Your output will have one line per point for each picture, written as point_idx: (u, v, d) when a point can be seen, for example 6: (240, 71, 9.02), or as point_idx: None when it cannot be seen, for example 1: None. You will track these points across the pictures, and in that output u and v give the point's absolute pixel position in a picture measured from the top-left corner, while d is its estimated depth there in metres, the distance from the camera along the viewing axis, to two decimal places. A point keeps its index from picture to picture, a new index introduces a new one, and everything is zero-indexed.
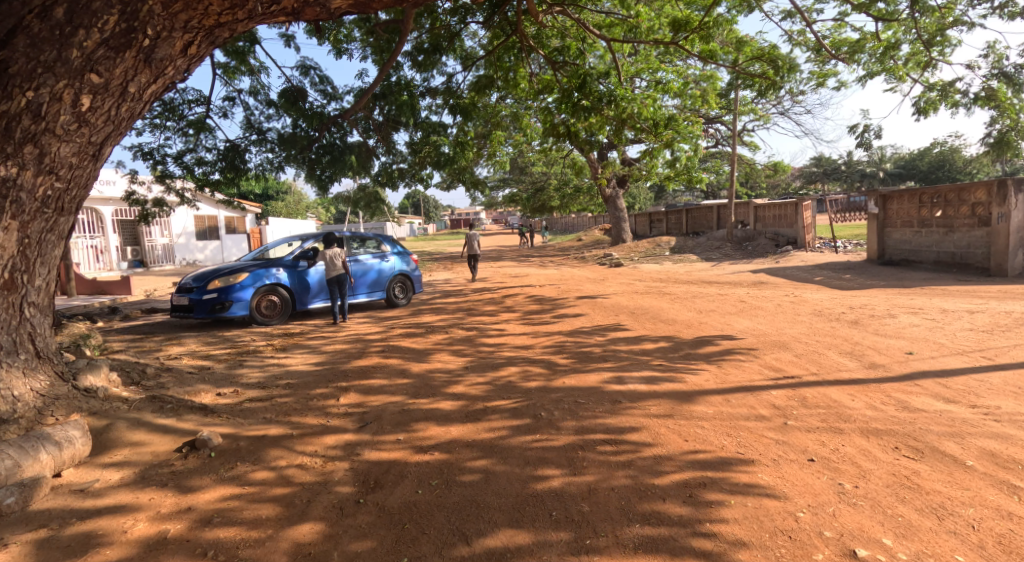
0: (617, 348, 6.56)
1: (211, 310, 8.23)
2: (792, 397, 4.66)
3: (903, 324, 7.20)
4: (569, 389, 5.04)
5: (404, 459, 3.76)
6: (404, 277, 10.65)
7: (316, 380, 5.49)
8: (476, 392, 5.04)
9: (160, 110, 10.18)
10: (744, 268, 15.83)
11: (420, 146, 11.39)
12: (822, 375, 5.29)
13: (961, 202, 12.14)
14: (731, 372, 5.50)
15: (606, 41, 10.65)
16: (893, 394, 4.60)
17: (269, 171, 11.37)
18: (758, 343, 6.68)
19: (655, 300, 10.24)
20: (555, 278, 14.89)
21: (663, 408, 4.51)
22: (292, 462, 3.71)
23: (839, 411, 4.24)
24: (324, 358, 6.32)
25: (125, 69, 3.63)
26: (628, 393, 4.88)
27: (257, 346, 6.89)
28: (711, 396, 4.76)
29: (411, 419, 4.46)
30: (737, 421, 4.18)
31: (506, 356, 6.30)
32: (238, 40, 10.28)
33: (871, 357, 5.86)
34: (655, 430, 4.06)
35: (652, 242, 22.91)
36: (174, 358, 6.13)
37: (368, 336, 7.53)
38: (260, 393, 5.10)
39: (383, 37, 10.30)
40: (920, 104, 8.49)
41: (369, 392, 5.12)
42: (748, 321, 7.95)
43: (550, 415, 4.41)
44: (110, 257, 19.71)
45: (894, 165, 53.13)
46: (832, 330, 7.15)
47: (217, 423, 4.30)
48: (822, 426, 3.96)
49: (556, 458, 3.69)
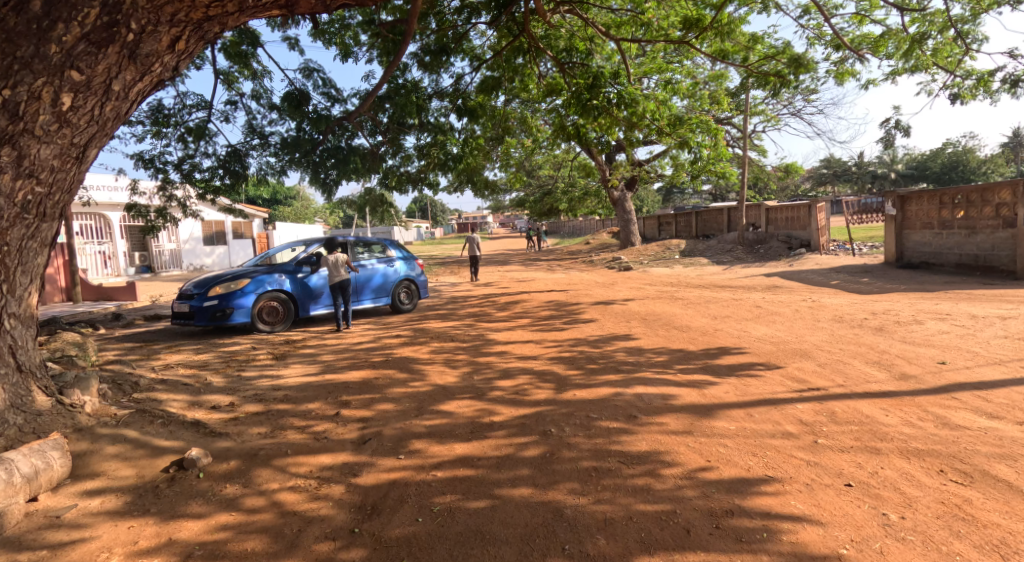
0: (629, 358, 6.29)
1: (212, 317, 8.03)
2: (820, 412, 4.36)
3: (931, 331, 6.87)
4: (581, 402, 4.77)
5: (403, 482, 3.52)
6: (409, 282, 10.42)
7: (315, 393, 5.27)
8: (483, 406, 4.79)
9: (159, 117, 10.03)
10: (758, 272, 15.50)
11: (427, 148, 11.17)
12: (850, 388, 4.99)
13: (985, 203, 11.76)
14: (751, 384, 5.21)
15: (616, 40, 10.38)
16: (930, 410, 4.29)
17: (271, 175, 11.19)
18: (779, 351, 6.39)
19: (667, 305, 9.94)
20: (563, 283, 14.60)
21: (682, 424, 4.23)
22: (284, 485, 3.51)
23: (872, 428, 3.94)
24: (326, 368, 6.10)
25: (109, 65, 3.41)
26: (644, 407, 4.61)
27: (257, 355, 6.69)
28: (732, 410, 4.48)
29: (413, 436, 4.22)
30: (762, 438, 3.89)
31: (515, 366, 6.05)
32: (240, 43, 10.12)
33: (901, 367, 5.55)
34: (674, 449, 3.78)
35: (662, 245, 22.55)
36: (170, 369, 5.95)
37: (372, 344, 7.31)
38: (255, 407, 4.89)
39: (388, 37, 10.08)
40: (956, 91, 8.16)
41: (371, 406, 4.89)
42: (765, 328, 7.66)
43: (560, 431, 4.15)
44: (118, 264, 19.58)
45: (907, 166, 52.48)
46: (855, 337, 6.84)
47: (208, 443, 4.10)
48: (857, 445, 3.66)
49: (566, 481, 3.43)
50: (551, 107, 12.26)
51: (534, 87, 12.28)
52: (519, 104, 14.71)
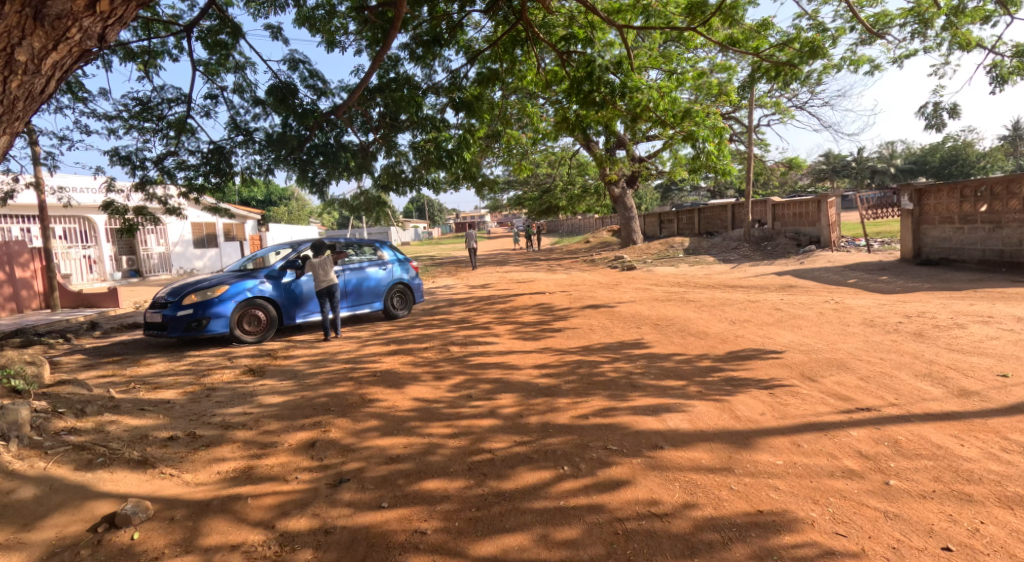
0: (645, 369, 5.60)
1: (186, 327, 7.33)
2: (880, 441, 3.69)
3: (978, 336, 6.22)
4: (596, 428, 4.09)
5: (384, 546, 2.86)
6: (404, 286, 9.72)
7: (289, 415, 4.56)
8: (484, 433, 4.08)
9: (137, 110, 9.36)
10: (768, 271, 14.80)
11: (422, 145, 10.50)
12: (906, 407, 4.32)
13: (1011, 195, 11.16)
14: (790, 403, 4.52)
15: (620, 25, 9.59)
16: (1012, 437, 3.64)
17: (258, 175, 10.48)
18: (812, 361, 5.72)
19: (677, 308, 9.30)
20: (565, 284, 13.89)
21: (717, 456, 3.57)
22: (239, 548, 2.89)
23: (950, 464, 3.29)
24: (304, 384, 5.42)
25: (7, 27, 2.86)
26: (670, 435, 3.93)
27: (231, 370, 6.00)
28: (775, 439, 3.81)
29: (399, 474, 3.54)
30: (820, 478, 3.21)
31: (518, 380, 5.36)
32: (220, 32, 9.44)
33: (957, 381, 4.88)
34: (714, 492, 3.13)
35: (664, 243, 21.80)
36: (131, 389, 5.25)
37: (359, 354, 6.63)
38: (218, 435, 4.18)
39: (376, 24, 9.41)
40: (997, 71, 7.51)
41: (352, 432, 4.19)
42: (790, 334, 6.96)
43: (576, 469, 3.47)
44: (104, 268, 18.85)
45: (906, 160, 52.00)
46: (895, 344, 6.16)
47: (151, 486, 3.41)
48: (940, 489, 3.02)
49: (586, 542, 2.79)
50: (551, 100, 11.55)
51: (532, 79, 11.56)
52: (518, 97, 13.97)
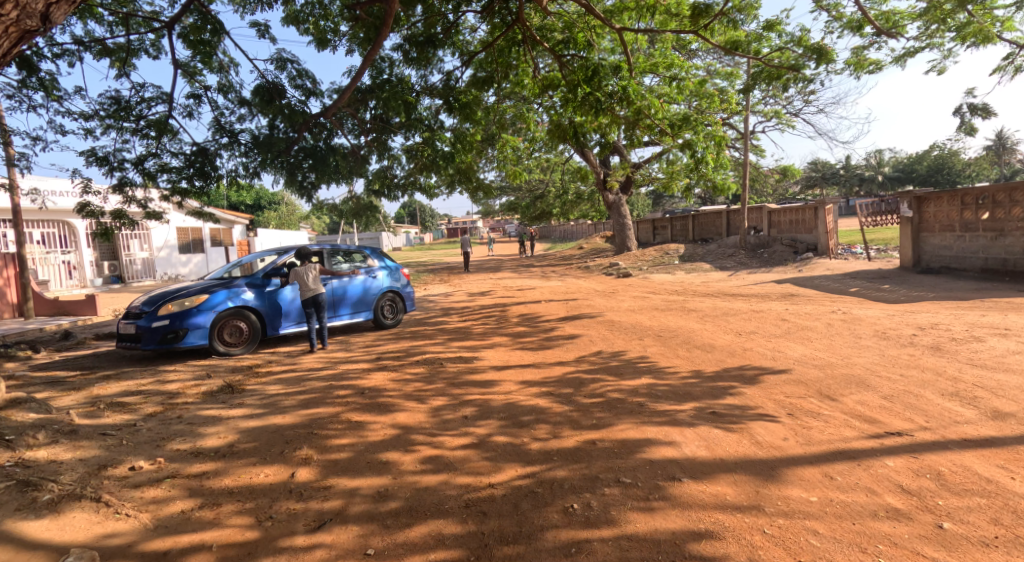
0: (651, 388, 5.23)
1: (162, 339, 6.86)
2: (920, 472, 3.34)
3: (999, 350, 5.91)
4: (605, 457, 3.70)
5: None
6: (393, 294, 9.29)
7: (266, 441, 4.15)
8: (481, 464, 3.69)
9: (115, 109, 8.90)
10: (767, 278, 14.53)
11: (417, 148, 10.03)
12: (940, 432, 3.97)
13: (1014, 203, 10.94)
14: (813, 427, 4.16)
15: (620, 27, 9.28)
16: None
17: (244, 178, 10.02)
18: (829, 377, 5.38)
19: (679, 318, 8.95)
20: (561, 293, 13.52)
21: (742, 491, 3.21)
22: None
23: (1005, 503, 2.97)
24: (285, 404, 4.99)
25: None
26: (688, 464, 3.56)
27: (206, 387, 5.56)
28: (804, 469, 3.44)
29: (386, 515, 3.14)
30: (863, 520, 2.87)
31: (517, 401, 4.96)
32: (202, 29, 9.01)
33: (988, 401, 4.54)
34: (748, 539, 2.77)
35: (659, 250, 21.49)
36: (93, 410, 4.80)
37: (345, 369, 6.21)
38: (185, 466, 3.75)
39: (367, 22, 9.03)
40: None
41: (336, 462, 3.77)
42: (801, 347, 6.61)
43: (585, 510, 3.08)
44: (84, 274, 18.29)
45: (895, 168, 52.24)
46: (914, 359, 5.83)
47: (101, 531, 3.00)
48: (1003, 536, 2.71)
49: None
50: (546, 105, 11.19)
51: (527, 83, 11.18)
52: (513, 101, 13.61)
